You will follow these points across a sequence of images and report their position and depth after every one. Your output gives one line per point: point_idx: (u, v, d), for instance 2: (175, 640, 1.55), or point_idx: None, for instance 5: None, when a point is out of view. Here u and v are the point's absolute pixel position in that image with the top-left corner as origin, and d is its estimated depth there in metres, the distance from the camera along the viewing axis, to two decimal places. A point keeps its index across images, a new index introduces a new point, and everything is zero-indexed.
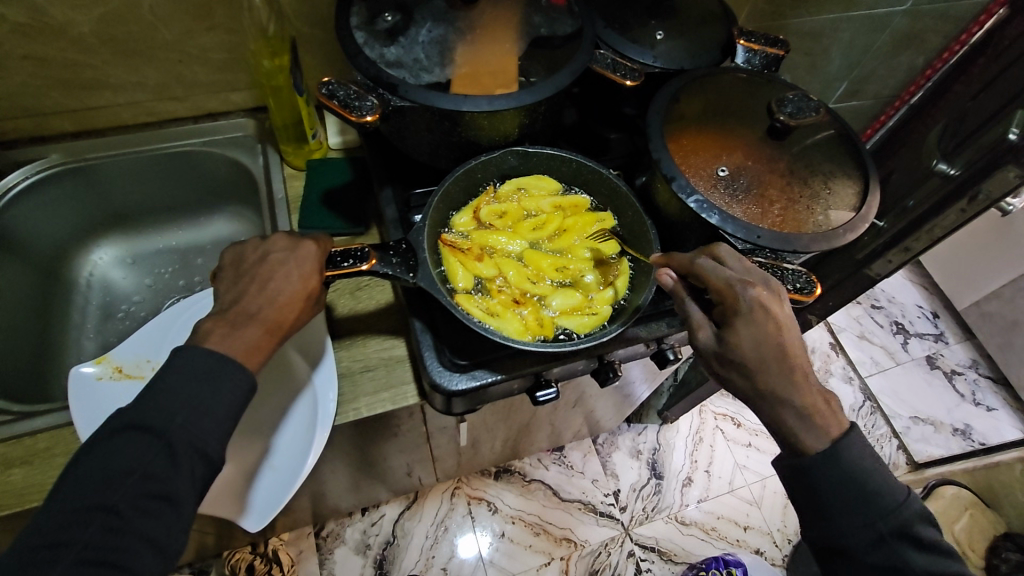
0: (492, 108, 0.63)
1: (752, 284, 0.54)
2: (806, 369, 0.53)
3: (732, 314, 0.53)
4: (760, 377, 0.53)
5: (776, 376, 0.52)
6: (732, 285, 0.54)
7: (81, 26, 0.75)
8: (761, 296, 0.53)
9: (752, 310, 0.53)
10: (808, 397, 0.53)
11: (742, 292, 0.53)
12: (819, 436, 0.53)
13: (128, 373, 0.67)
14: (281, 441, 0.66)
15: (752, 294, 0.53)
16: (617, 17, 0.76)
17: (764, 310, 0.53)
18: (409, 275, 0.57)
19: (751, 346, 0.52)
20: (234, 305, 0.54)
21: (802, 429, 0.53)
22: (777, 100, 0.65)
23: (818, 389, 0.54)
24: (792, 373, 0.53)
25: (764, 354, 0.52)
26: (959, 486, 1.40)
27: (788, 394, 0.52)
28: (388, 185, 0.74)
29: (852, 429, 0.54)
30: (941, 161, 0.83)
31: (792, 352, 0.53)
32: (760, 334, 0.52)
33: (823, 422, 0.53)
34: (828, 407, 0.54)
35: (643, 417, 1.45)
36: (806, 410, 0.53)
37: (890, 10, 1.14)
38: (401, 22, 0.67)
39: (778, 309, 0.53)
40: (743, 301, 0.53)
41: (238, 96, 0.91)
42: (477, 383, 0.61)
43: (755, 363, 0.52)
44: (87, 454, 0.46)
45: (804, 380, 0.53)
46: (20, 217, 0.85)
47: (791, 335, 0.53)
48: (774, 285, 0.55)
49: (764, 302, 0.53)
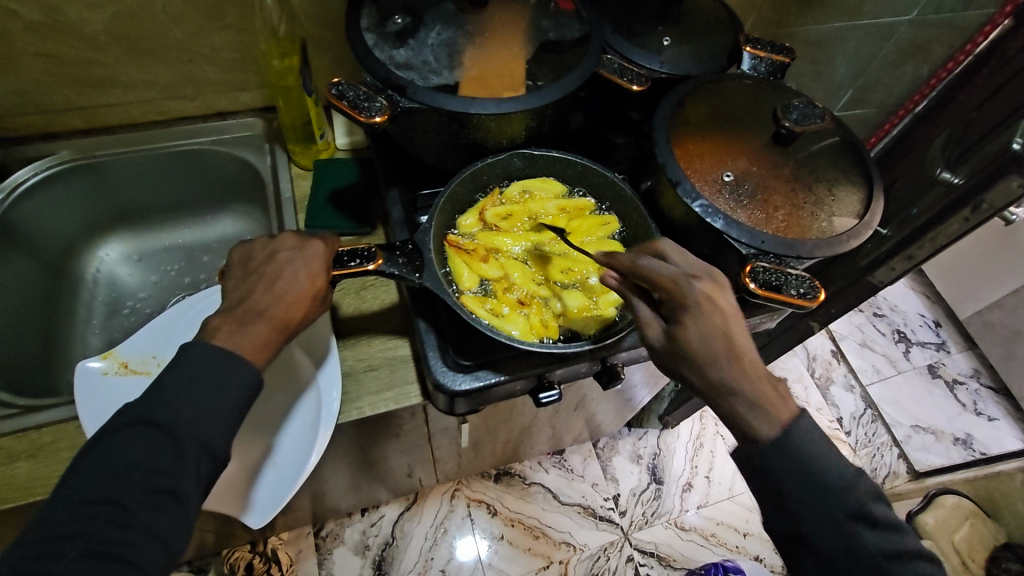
0: (500, 111, 0.64)
1: (696, 278, 0.53)
2: (754, 359, 0.52)
3: (679, 309, 0.53)
4: (711, 370, 0.51)
5: (726, 368, 0.51)
6: (676, 279, 0.53)
7: (94, 23, 0.76)
8: (705, 289, 0.53)
9: (699, 303, 0.52)
10: (758, 385, 0.51)
11: (686, 285, 0.53)
12: (770, 423, 0.51)
13: (133, 368, 0.68)
14: (285, 438, 0.67)
15: (698, 287, 0.53)
16: (625, 23, 0.76)
17: (711, 302, 0.52)
18: (414, 275, 0.58)
19: (699, 340, 0.51)
20: (242, 302, 0.54)
21: (754, 417, 0.51)
22: (783, 107, 0.66)
23: (767, 377, 0.52)
24: (742, 363, 0.51)
25: (713, 346, 0.51)
26: (960, 495, 1.41)
27: (738, 384, 0.51)
28: (394, 186, 0.74)
29: (802, 415, 0.52)
30: (945, 170, 0.83)
31: (740, 344, 0.52)
32: (707, 327, 0.51)
33: (774, 409, 0.51)
34: (778, 394, 0.52)
35: (643, 421, 1.44)
36: (757, 399, 0.51)
37: (895, 19, 1.15)
38: (411, 24, 0.67)
39: (724, 301, 0.53)
40: (689, 294, 0.52)
41: (247, 96, 0.92)
42: (480, 384, 0.62)
43: (704, 355, 0.51)
44: (95, 449, 0.46)
45: (754, 369, 0.52)
46: (29, 213, 0.86)
47: (738, 327, 0.53)
48: (716, 277, 0.55)
49: (710, 295, 0.53)
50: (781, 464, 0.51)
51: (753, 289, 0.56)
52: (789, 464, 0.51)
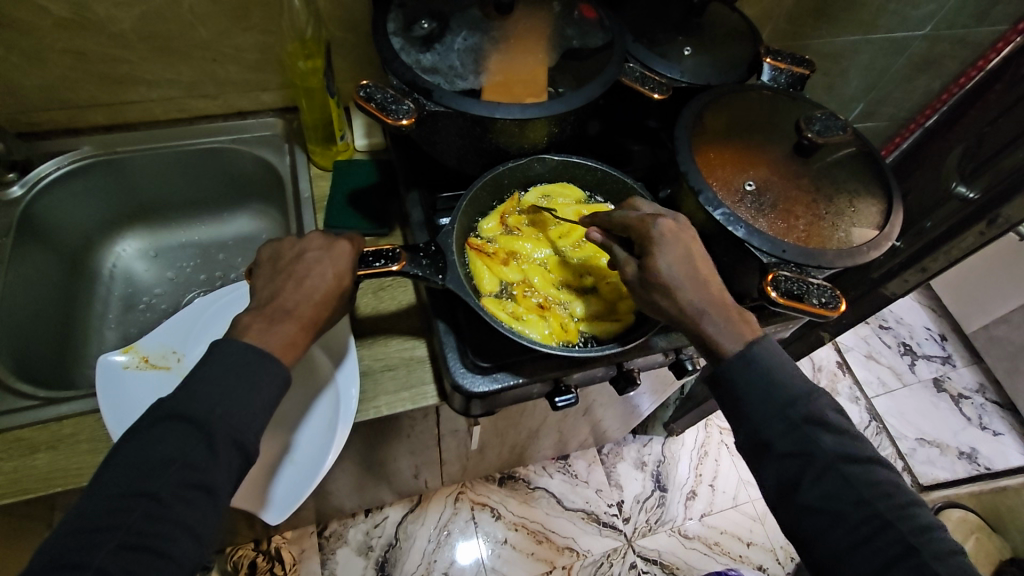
0: (524, 116, 0.64)
1: (661, 217, 0.58)
2: (717, 287, 0.56)
3: (648, 243, 0.56)
4: (679, 294, 0.54)
5: (692, 292, 0.54)
6: (643, 219, 0.58)
7: (122, 22, 0.77)
8: (670, 227, 0.57)
9: (665, 237, 0.56)
10: (722, 308, 0.54)
11: (653, 222, 0.57)
12: (735, 339, 0.54)
13: (154, 363, 0.68)
14: (304, 436, 0.67)
15: (663, 223, 0.57)
16: (646, 32, 0.77)
17: (675, 237, 0.56)
18: (437, 276, 0.58)
19: (668, 267, 0.54)
20: (272, 300, 0.55)
21: (720, 334, 0.54)
22: (805, 118, 0.66)
23: (731, 303, 0.55)
24: (705, 288, 0.55)
25: (680, 272, 0.54)
26: (965, 509, 1.41)
27: (705, 306, 0.54)
28: (414, 189, 0.75)
29: (764, 336, 0.55)
30: (959, 184, 0.84)
31: (703, 273, 0.55)
32: (673, 256, 0.55)
33: (737, 328, 0.54)
34: (740, 316, 0.55)
35: (649, 429, 1.46)
36: (719, 317, 0.54)
37: (909, 34, 1.16)
38: (437, 29, 0.68)
39: (688, 238, 0.57)
40: (655, 230, 0.56)
41: (268, 96, 0.93)
42: (498, 386, 0.62)
43: (672, 280, 0.54)
44: (129, 442, 0.47)
45: (718, 295, 0.55)
46: (49, 205, 0.87)
47: (702, 259, 0.56)
48: (682, 219, 0.58)
49: (674, 230, 0.56)
50: (805, 471, 0.51)
51: (774, 297, 0.56)
52: (813, 470, 0.51)
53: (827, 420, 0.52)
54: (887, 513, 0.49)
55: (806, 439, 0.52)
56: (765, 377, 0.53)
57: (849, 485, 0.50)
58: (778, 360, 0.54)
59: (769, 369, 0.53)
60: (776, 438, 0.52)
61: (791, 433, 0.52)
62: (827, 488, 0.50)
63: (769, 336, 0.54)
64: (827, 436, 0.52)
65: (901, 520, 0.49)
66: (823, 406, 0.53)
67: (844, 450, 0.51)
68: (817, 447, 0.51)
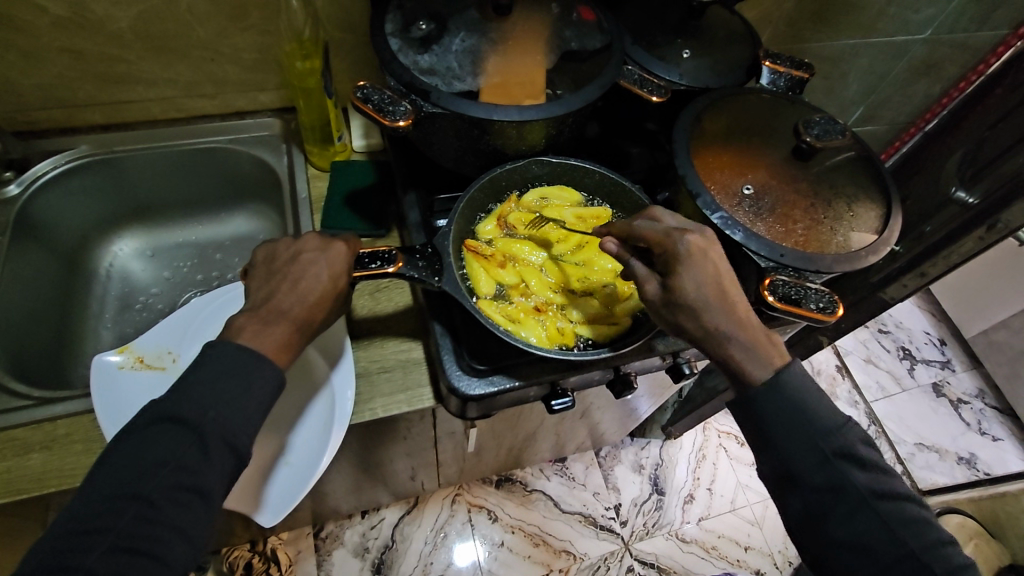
0: (522, 118, 0.64)
1: (689, 232, 0.55)
2: (745, 307, 0.54)
3: (674, 261, 0.54)
4: (706, 317, 0.53)
5: (719, 315, 0.53)
6: (669, 234, 0.55)
7: (120, 21, 0.77)
8: (697, 242, 0.55)
9: (692, 254, 0.54)
10: (749, 331, 0.53)
11: (679, 239, 0.55)
12: (762, 364, 0.53)
13: (149, 363, 0.68)
14: (299, 438, 0.67)
15: (691, 240, 0.55)
16: (645, 34, 0.77)
17: (703, 254, 0.54)
18: (434, 279, 0.58)
19: (694, 288, 0.53)
20: (266, 301, 0.54)
21: (747, 359, 0.53)
22: (804, 122, 0.66)
23: (759, 324, 0.54)
24: (733, 309, 0.53)
25: (708, 293, 0.53)
26: (964, 515, 1.40)
27: (731, 330, 0.53)
28: (411, 190, 0.74)
29: (791, 358, 0.54)
30: (959, 189, 0.83)
31: (730, 293, 0.54)
32: (700, 276, 0.53)
33: (765, 351, 0.53)
34: (768, 337, 0.54)
35: (648, 433, 1.44)
36: (747, 339, 0.53)
37: (909, 38, 1.15)
38: (435, 30, 0.68)
39: (716, 253, 0.55)
40: (681, 247, 0.54)
41: (266, 96, 0.92)
42: (495, 389, 0.62)
43: (699, 301, 0.53)
44: (121, 444, 0.47)
45: (745, 317, 0.53)
46: (46, 205, 0.86)
47: (731, 278, 0.54)
48: (708, 232, 0.56)
49: (703, 247, 0.54)
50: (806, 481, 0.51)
51: (772, 302, 0.56)
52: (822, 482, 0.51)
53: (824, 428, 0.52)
54: (902, 529, 0.50)
55: (805, 447, 0.52)
56: (769, 383, 0.52)
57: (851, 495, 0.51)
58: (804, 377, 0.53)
59: (779, 382, 0.52)
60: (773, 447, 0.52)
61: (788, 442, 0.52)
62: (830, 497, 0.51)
63: (797, 359, 0.54)
64: (847, 453, 0.52)
65: (914, 535, 0.50)
66: (819, 413, 0.53)
67: (852, 463, 0.52)
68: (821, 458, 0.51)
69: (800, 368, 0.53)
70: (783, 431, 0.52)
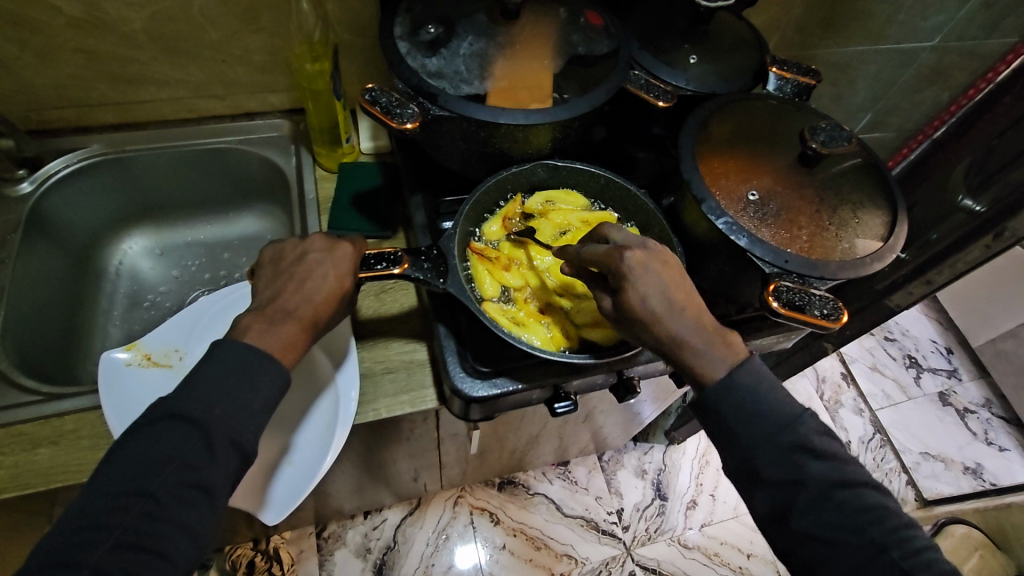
0: (527, 122, 0.64)
1: (628, 247, 0.55)
2: (697, 312, 0.54)
3: (619, 278, 0.54)
4: (659, 328, 0.53)
5: (672, 326, 0.53)
6: (610, 252, 0.55)
7: (133, 23, 0.78)
8: (638, 257, 0.54)
9: (634, 270, 0.53)
10: (703, 336, 0.53)
11: (620, 257, 0.54)
12: (721, 365, 0.53)
13: (156, 361, 0.69)
14: (304, 436, 0.67)
15: (631, 255, 0.54)
16: (652, 39, 0.77)
17: (645, 268, 0.53)
18: (439, 281, 0.58)
19: (641, 304, 0.52)
20: (273, 301, 0.55)
21: (706, 364, 0.53)
22: (810, 129, 0.66)
23: (712, 327, 0.54)
24: (686, 318, 0.53)
25: (656, 307, 0.52)
26: (969, 525, 1.40)
27: (686, 337, 0.53)
28: (418, 192, 0.75)
29: (750, 357, 0.54)
30: (965, 197, 0.83)
31: (681, 303, 0.53)
32: (647, 290, 0.53)
33: (721, 353, 0.54)
34: (725, 339, 0.54)
35: (649, 437, 1.45)
36: (703, 346, 0.53)
37: (917, 45, 1.14)
38: (443, 34, 0.68)
39: (660, 264, 0.54)
40: (623, 264, 0.53)
41: (275, 98, 0.93)
42: (498, 392, 0.62)
43: (651, 316, 0.53)
44: (128, 440, 0.47)
45: (698, 323, 0.54)
46: (57, 203, 0.88)
47: (679, 286, 0.54)
48: (651, 246, 0.56)
49: (643, 260, 0.54)
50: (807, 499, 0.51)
51: (776, 308, 0.56)
52: (801, 503, 0.51)
53: (817, 447, 0.52)
54: (894, 542, 0.50)
55: (807, 456, 0.51)
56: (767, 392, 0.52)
57: (838, 513, 0.50)
58: (764, 386, 0.53)
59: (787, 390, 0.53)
60: (771, 463, 0.52)
61: (781, 457, 0.52)
62: (831, 517, 0.50)
63: (755, 358, 0.54)
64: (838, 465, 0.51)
65: (910, 548, 0.49)
66: (813, 431, 0.53)
67: (835, 480, 0.51)
68: (800, 477, 0.51)
69: (760, 364, 0.54)
70: (773, 445, 0.52)
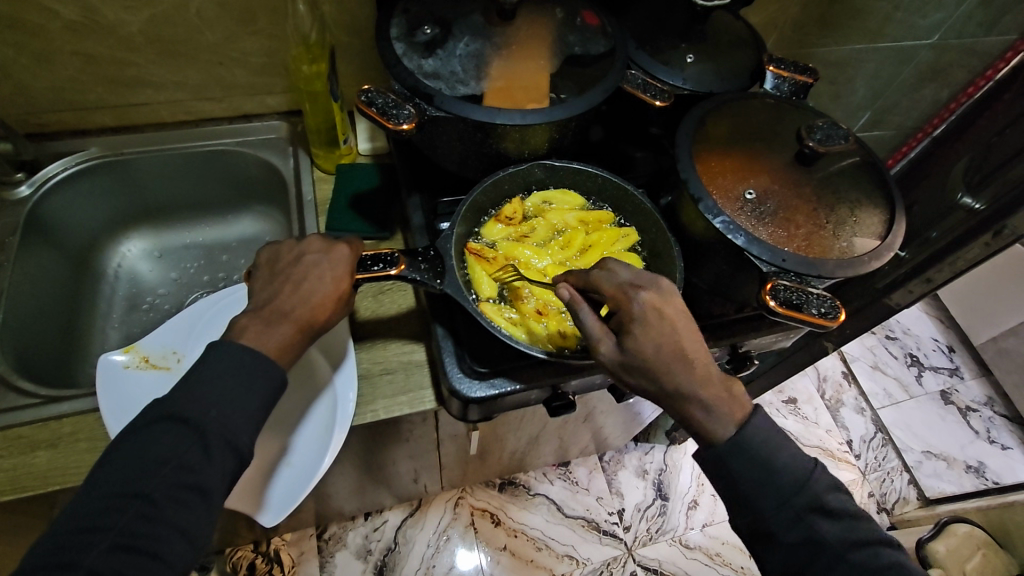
0: (525, 122, 0.64)
1: (643, 288, 0.53)
2: (708, 363, 0.52)
3: (629, 322, 0.52)
4: (667, 378, 0.50)
5: (681, 376, 0.51)
6: (622, 292, 0.53)
7: (130, 25, 0.78)
8: (653, 300, 0.52)
9: (646, 315, 0.51)
10: (712, 391, 0.52)
11: (633, 297, 0.52)
12: (725, 424, 0.52)
13: (154, 364, 0.69)
14: (302, 439, 0.67)
15: (645, 298, 0.52)
16: (649, 39, 0.77)
17: (658, 313, 0.51)
18: (436, 281, 0.58)
19: (651, 350, 0.50)
20: (268, 303, 0.55)
21: (710, 421, 0.52)
22: (807, 127, 0.66)
23: (722, 380, 0.52)
24: (695, 370, 0.51)
25: (665, 355, 0.51)
26: (972, 524, 1.35)
27: (694, 391, 0.51)
28: (416, 193, 0.75)
29: (755, 412, 0.54)
30: (965, 195, 0.83)
31: (692, 352, 0.51)
32: (658, 337, 0.51)
33: (727, 409, 0.52)
34: (732, 393, 0.53)
35: (649, 437, 1.44)
36: (711, 403, 0.52)
37: (916, 43, 1.14)
38: (440, 34, 0.68)
39: (675, 309, 0.52)
40: (635, 306, 0.52)
41: (273, 100, 0.93)
42: (496, 392, 0.62)
43: (660, 365, 0.51)
44: (123, 443, 0.47)
45: (707, 376, 0.51)
46: (56, 205, 0.88)
47: (690, 331, 0.52)
48: (665, 285, 0.54)
49: (658, 305, 0.52)
50: None
51: (773, 306, 0.56)
52: None
53: None
54: None
55: None
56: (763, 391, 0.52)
57: None
58: None
59: None
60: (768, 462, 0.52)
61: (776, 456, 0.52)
62: None
63: (760, 416, 0.53)
64: None
65: None
66: None
67: None
68: None
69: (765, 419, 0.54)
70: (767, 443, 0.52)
